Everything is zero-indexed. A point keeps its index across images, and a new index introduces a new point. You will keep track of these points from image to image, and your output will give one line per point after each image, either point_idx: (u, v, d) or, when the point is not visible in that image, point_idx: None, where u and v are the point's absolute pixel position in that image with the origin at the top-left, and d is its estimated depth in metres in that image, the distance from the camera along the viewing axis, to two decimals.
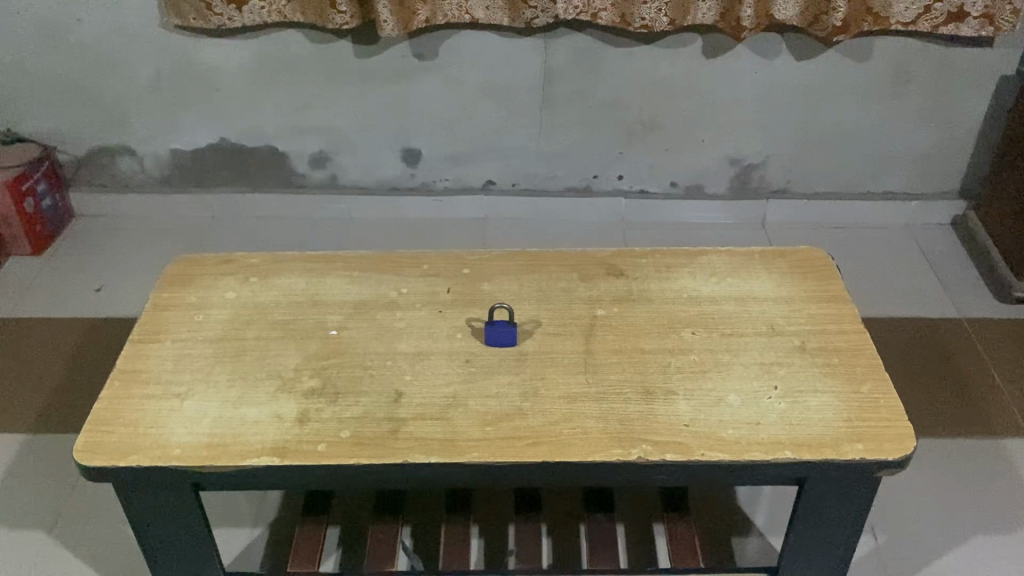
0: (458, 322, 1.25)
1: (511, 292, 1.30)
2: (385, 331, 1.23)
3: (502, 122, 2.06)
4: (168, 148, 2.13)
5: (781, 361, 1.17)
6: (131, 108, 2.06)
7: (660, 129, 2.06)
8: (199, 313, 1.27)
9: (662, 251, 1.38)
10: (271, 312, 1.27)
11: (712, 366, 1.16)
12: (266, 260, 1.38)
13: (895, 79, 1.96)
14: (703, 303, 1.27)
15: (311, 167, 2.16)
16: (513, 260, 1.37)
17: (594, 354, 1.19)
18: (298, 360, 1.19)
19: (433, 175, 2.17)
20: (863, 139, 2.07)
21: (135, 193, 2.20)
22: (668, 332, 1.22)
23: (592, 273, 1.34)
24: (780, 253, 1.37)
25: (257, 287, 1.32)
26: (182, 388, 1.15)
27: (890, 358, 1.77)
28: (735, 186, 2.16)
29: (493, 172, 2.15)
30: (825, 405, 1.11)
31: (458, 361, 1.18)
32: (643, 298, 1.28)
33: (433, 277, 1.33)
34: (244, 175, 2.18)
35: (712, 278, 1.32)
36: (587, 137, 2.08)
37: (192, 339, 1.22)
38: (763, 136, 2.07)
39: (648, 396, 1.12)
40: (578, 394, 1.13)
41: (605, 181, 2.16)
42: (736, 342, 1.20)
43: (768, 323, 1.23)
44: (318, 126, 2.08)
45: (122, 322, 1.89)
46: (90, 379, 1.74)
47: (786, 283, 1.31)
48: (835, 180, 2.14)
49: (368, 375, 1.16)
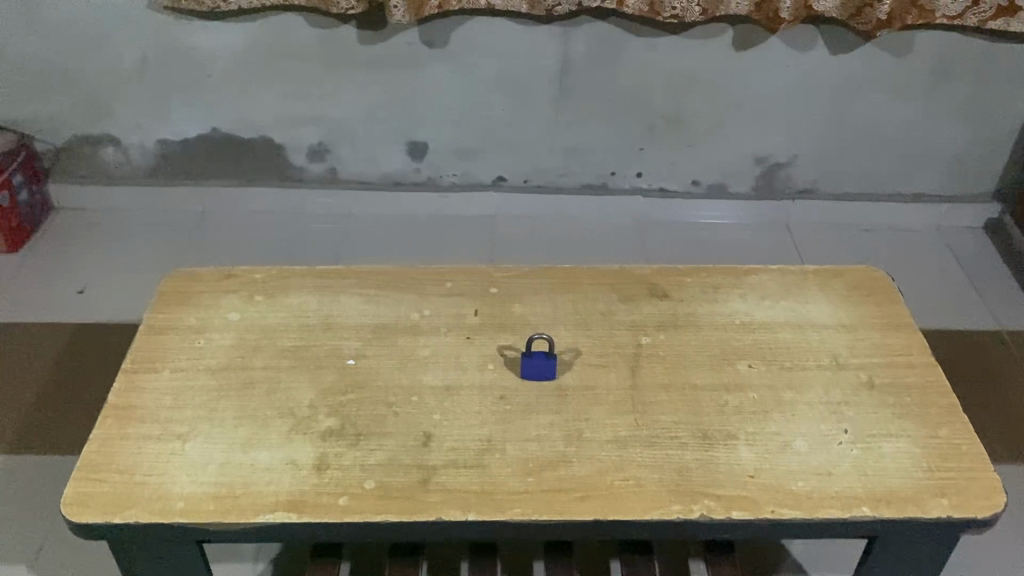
0: (489, 350, 1.12)
1: (545, 316, 1.18)
2: (408, 360, 1.11)
3: (516, 114, 1.92)
4: (155, 138, 1.98)
5: (848, 399, 1.06)
6: (116, 94, 1.90)
7: (683, 125, 1.94)
8: (200, 338, 1.14)
9: (707, 268, 1.26)
10: (280, 337, 1.14)
11: (773, 406, 1.05)
12: (271, 274, 1.24)
13: (935, 77, 1.85)
14: (758, 331, 1.15)
15: (309, 160, 2.02)
16: (545, 278, 1.24)
17: (643, 390, 1.07)
18: (314, 396, 1.06)
19: (440, 170, 2.03)
20: (897, 138, 1.95)
21: (119, 185, 2.05)
22: (722, 365, 1.11)
23: (633, 294, 1.21)
24: (836, 272, 1.26)
25: (263, 307, 1.19)
26: (183, 428, 1.02)
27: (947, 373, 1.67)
28: (761, 185, 2.04)
29: (504, 168, 2.03)
30: (902, 453, 1.00)
31: (491, 397, 1.06)
32: (691, 324, 1.16)
33: (457, 297, 1.20)
34: (236, 166, 2.03)
35: (764, 300, 1.20)
36: (606, 132, 1.95)
37: (193, 370, 1.10)
38: (793, 133, 1.95)
39: (705, 441, 1.01)
40: (627, 437, 1.01)
41: (623, 178, 2.04)
42: (799, 377, 1.09)
43: (831, 354, 1.12)
44: (317, 117, 1.94)
45: (121, 328, 1.76)
46: (87, 391, 1.61)
47: (847, 307, 1.19)
48: (865, 180, 2.03)
49: (392, 414, 1.04)
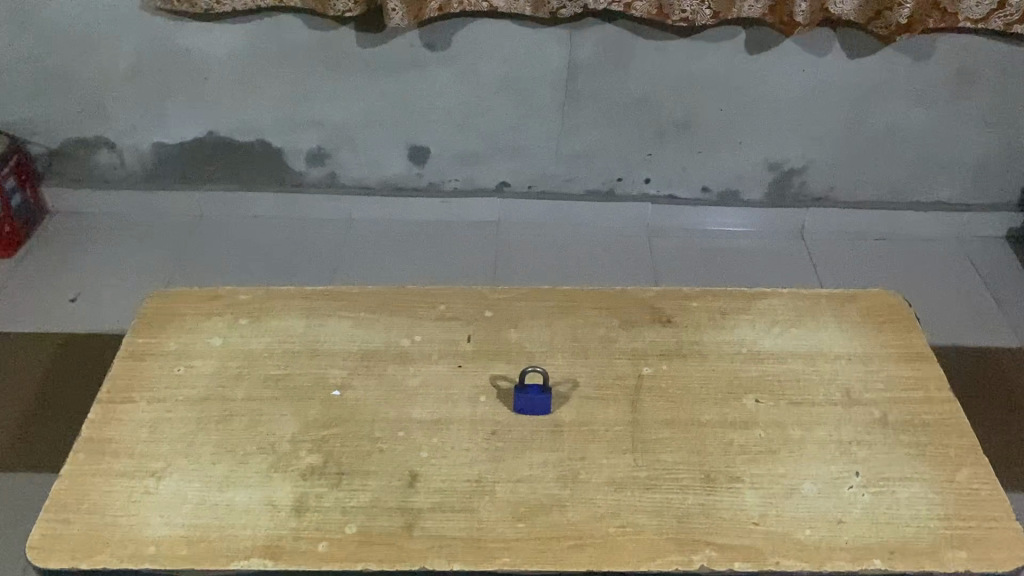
0: (481, 381, 1.07)
1: (542, 343, 1.12)
2: (396, 391, 1.06)
3: (520, 119, 1.86)
4: (150, 142, 1.93)
5: (861, 439, 1.00)
6: (110, 97, 1.86)
7: (693, 130, 1.87)
8: (180, 366, 1.09)
9: (714, 292, 1.20)
10: (263, 364, 1.09)
11: (780, 446, 1.00)
12: (257, 295, 1.19)
13: (957, 82, 1.77)
14: (767, 362, 1.09)
15: (307, 164, 1.97)
16: (543, 301, 1.18)
17: (643, 427, 1.01)
18: (296, 430, 1.01)
19: (443, 175, 1.98)
20: (917, 145, 1.88)
21: (114, 189, 2.00)
22: (727, 399, 1.05)
23: (635, 319, 1.15)
24: (850, 297, 1.19)
25: (246, 331, 1.14)
26: (159, 464, 0.98)
27: (966, 394, 1.60)
28: (774, 192, 1.97)
29: (507, 173, 1.97)
30: (918, 499, 0.94)
31: (482, 433, 1.01)
32: (695, 354, 1.11)
33: (450, 322, 1.15)
34: (234, 171, 1.98)
35: (774, 328, 1.14)
36: (613, 137, 1.89)
37: (172, 400, 1.05)
38: (807, 140, 1.88)
39: (708, 485, 0.95)
40: (625, 479, 0.96)
41: (631, 184, 1.98)
42: (808, 414, 1.03)
43: (844, 389, 1.06)
44: (316, 121, 1.89)
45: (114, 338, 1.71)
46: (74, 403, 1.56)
47: (862, 336, 1.13)
48: (882, 188, 1.96)
49: (377, 451, 0.99)
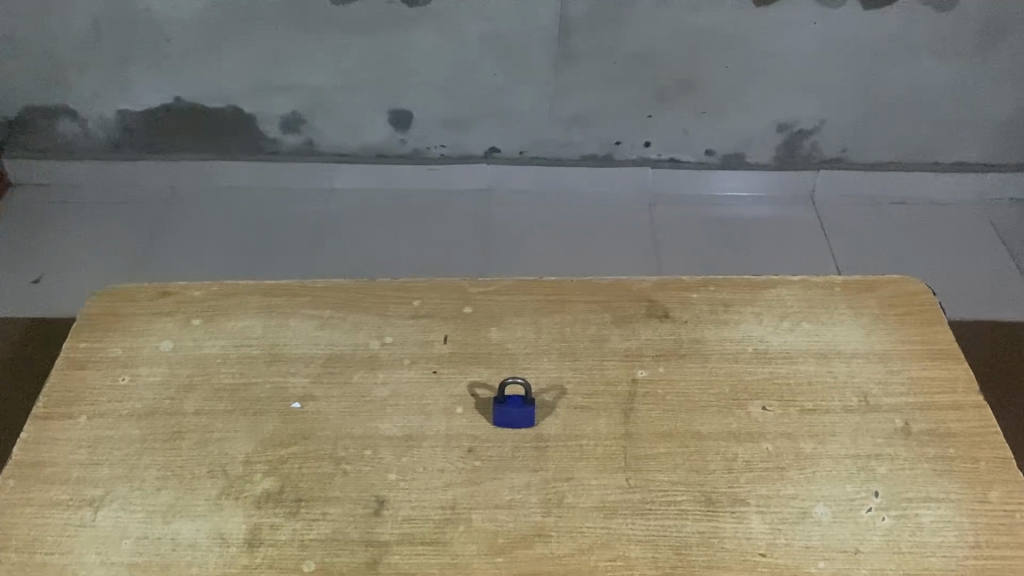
0: (458, 389, 0.96)
1: (526, 344, 1.01)
2: (363, 403, 0.95)
3: (509, 80, 1.73)
4: (114, 109, 1.80)
5: (879, 453, 0.90)
6: (67, 61, 1.72)
7: (696, 90, 1.73)
8: (124, 375, 0.98)
9: (717, 281, 1.08)
10: (216, 372, 0.98)
11: (790, 463, 0.89)
12: (212, 291, 1.08)
13: (983, 34, 1.63)
14: (775, 363, 0.98)
15: (283, 131, 1.84)
16: (528, 295, 1.07)
17: (636, 441, 0.91)
18: (250, 450, 0.91)
19: (428, 141, 1.85)
20: (938, 103, 1.74)
21: (79, 160, 1.88)
22: (732, 408, 0.94)
23: (630, 315, 1.04)
24: (867, 285, 1.08)
25: (199, 333, 1.03)
26: (98, 491, 0.88)
27: (991, 373, 1.49)
28: (783, 154, 1.84)
29: (498, 138, 1.84)
30: (945, 522, 0.84)
31: (457, 451, 0.90)
32: (696, 354, 1.00)
33: (425, 321, 1.04)
34: (205, 139, 1.86)
35: (783, 323, 1.03)
36: (610, 99, 1.75)
37: (115, 416, 0.94)
38: (820, 98, 1.74)
39: (709, 509, 0.85)
40: (616, 504, 0.85)
41: (630, 148, 1.85)
42: (821, 424, 0.92)
43: (861, 394, 0.95)
44: (289, 85, 1.75)
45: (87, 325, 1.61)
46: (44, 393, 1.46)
47: (881, 331, 1.02)
48: (899, 148, 1.82)
49: (340, 473, 0.89)
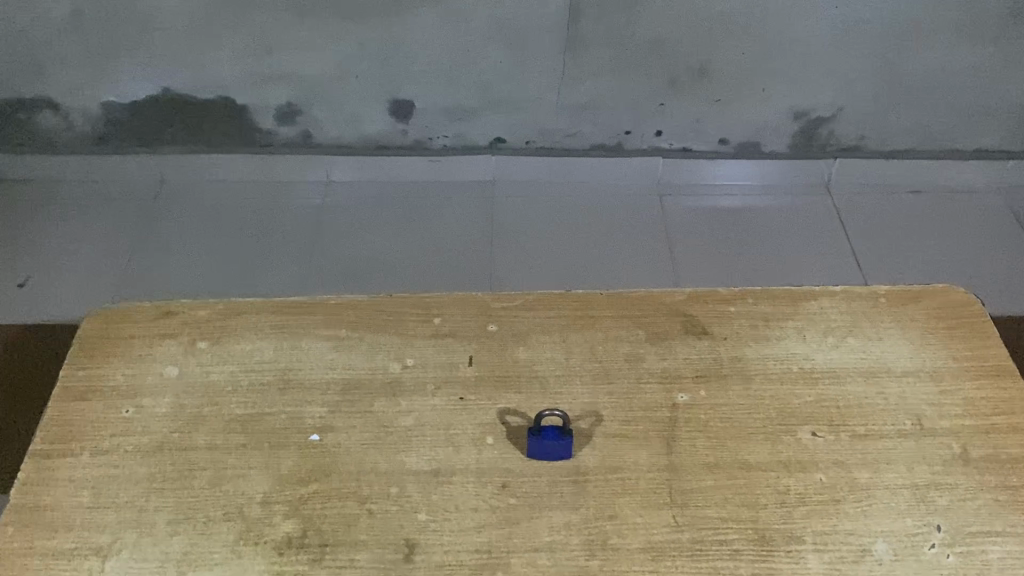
0: (487, 417, 0.90)
1: (557, 365, 0.95)
2: (386, 434, 0.89)
3: (515, 68, 1.65)
4: (99, 101, 1.71)
5: (939, 482, 0.85)
6: (48, 52, 1.63)
7: (711, 77, 1.66)
8: (127, 407, 0.92)
9: (755, 292, 1.02)
10: (226, 401, 0.92)
11: (845, 495, 0.84)
12: (217, 310, 1.01)
13: (1011, 18, 1.57)
14: (823, 384, 0.93)
15: (278, 123, 1.75)
16: (555, 310, 1.01)
17: (681, 474, 0.85)
18: (268, 490, 0.84)
19: (430, 131, 1.77)
20: (960, 89, 1.68)
21: (62, 154, 1.79)
22: (779, 434, 0.89)
23: (665, 331, 0.98)
24: (912, 295, 1.02)
25: (206, 358, 0.96)
26: (105, 538, 0.81)
27: None
28: (799, 142, 1.78)
29: (503, 128, 1.76)
30: (1013, 559, 0.79)
31: (490, 487, 0.84)
32: (737, 374, 0.94)
33: (447, 340, 0.97)
34: (195, 131, 1.77)
35: (828, 338, 0.97)
36: (621, 86, 1.68)
37: (120, 453, 0.88)
38: (838, 85, 1.68)
39: (763, 549, 0.80)
40: (664, 544, 0.80)
41: (640, 138, 1.78)
42: (875, 452, 0.87)
43: (914, 417, 0.90)
44: (284, 75, 1.67)
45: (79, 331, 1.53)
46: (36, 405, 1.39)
47: (932, 346, 0.96)
48: (918, 135, 1.77)
49: (366, 514, 0.83)
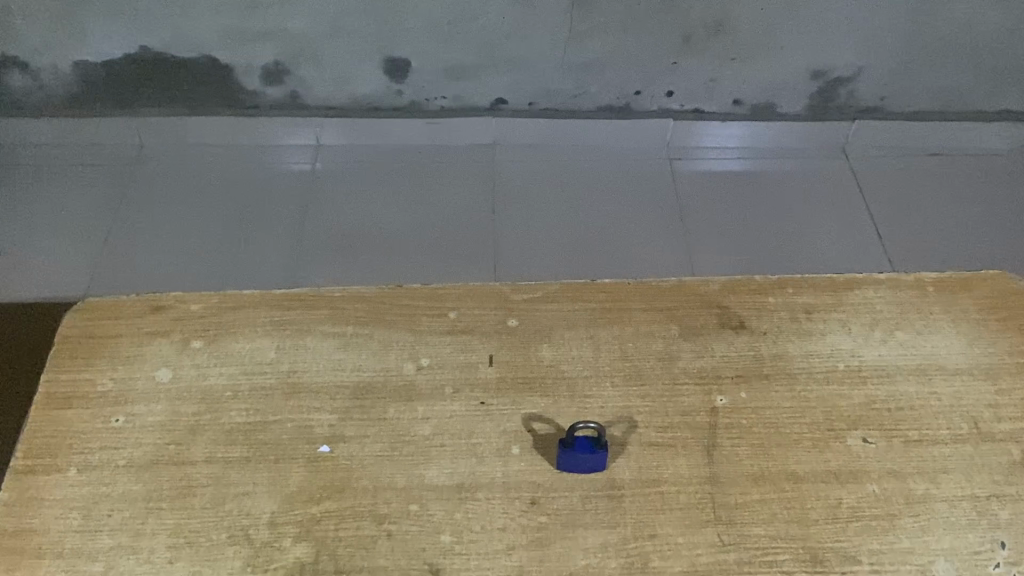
0: (512, 424, 0.83)
1: (584, 365, 0.88)
2: (402, 445, 0.82)
3: (519, 25, 1.54)
4: (71, 60, 1.59)
5: (1000, 493, 0.79)
6: (13, 7, 1.50)
7: (727, 36, 1.56)
8: (117, 416, 0.84)
9: (795, 281, 0.95)
10: (226, 408, 0.84)
11: (902, 508, 0.78)
12: (212, 304, 0.92)
13: None
14: (871, 384, 0.86)
15: (264, 83, 1.64)
16: (580, 302, 0.93)
17: (724, 486, 0.79)
18: (276, 509, 0.77)
19: (427, 92, 1.67)
20: (987, 47, 1.59)
21: (33, 117, 1.67)
22: (828, 441, 0.82)
23: (700, 325, 0.91)
24: (961, 283, 0.96)
25: (202, 359, 0.88)
26: (98, 566, 0.74)
27: None
28: (816, 103, 1.70)
29: (506, 88, 1.66)
30: None
31: (519, 504, 0.78)
32: (780, 374, 0.87)
33: (465, 337, 0.90)
34: (176, 91, 1.66)
35: (874, 332, 0.90)
36: (631, 45, 1.57)
37: (112, 468, 0.80)
38: (862, 43, 1.58)
39: (817, 570, 0.74)
40: (710, 567, 0.74)
41: (649, 98, 1.69)
42: (931, 459, 0.81)
43: (971, 419, 0.84)
44: (271, 32, 1.55)
45: (63, 310, 1.44)
46: (20, 393, 1.31)
47: (985, 341, 0.90)
48: (940, 96, 1.69)
49: (384, 536, 0.76)
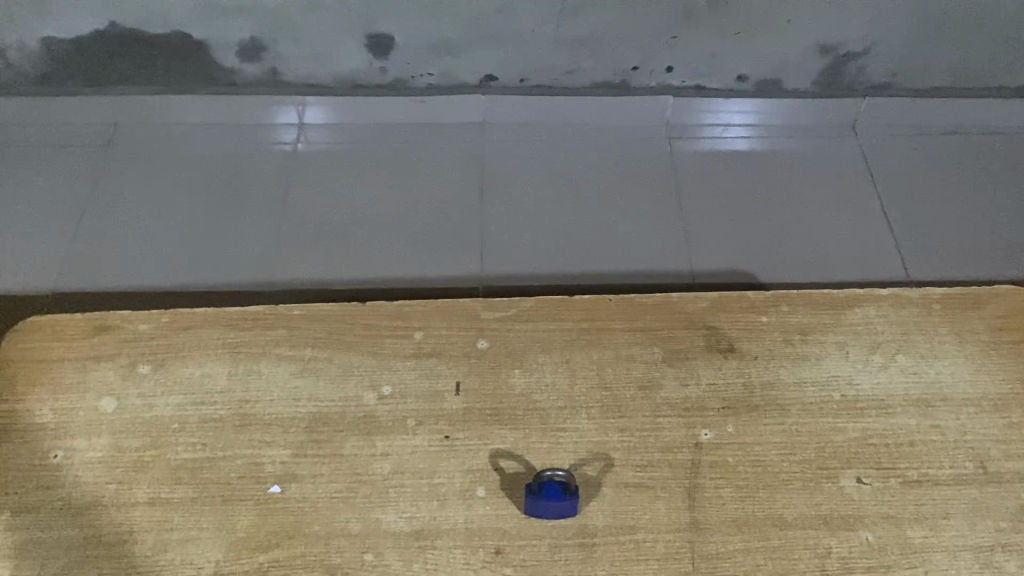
0: (478, 461, 0.77)
1: (558, 394, 0.81)
2: (359, 485, 0.76)
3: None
4: (36, 37, 1.50)
5: (1005, 543, 0.73)
6: None
7: (731, 9, 1.46)
8: (56, 451, 0.78)
9: (789, 297, 0.88)
10: (172, 444, 0.78)
11: (898, 559, 0.72)
12: (162, 325, 0.86)
13: None
14: (868, 416, 0.80)
15: (241, 60, 1.56)
16: (557, 321, 0.87)
17: (706, 534, 0.73)
18: (220, 558, 0.72)
19: (412, 68, 1.58)
20: (1010, 21, 1.49)
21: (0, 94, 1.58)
22: (819, 482, 0.76)
23: (686, 349, 0.84)
24: (970, 301, 0.88)
25: (148, 387, 0.82)
26: None
27: None
28: (825, 79, 1.60)
29: (495, 64, 1.57)
30: None
31: (483, 553, 0.72)
32: (770, 404, 0.80)
33: (431, 362, 0.83)
34: (148, 69, 1.57)
35: (874, 357, 0.83)
36: (628, 19, 1.48)
37: (47, 511, 0.74)
38: (876, 17, 1.47)
39: None
40: None
41: (648, 74, 1.60)
42: (931, 503, 0.75)
43: (976, 458, 0.77)
44: (245, 7, 1.46)
45: (29, 301, 1.37)
46: None
47: (994, 368, 0.83)
48: (957, 72, 1.59)
49: None
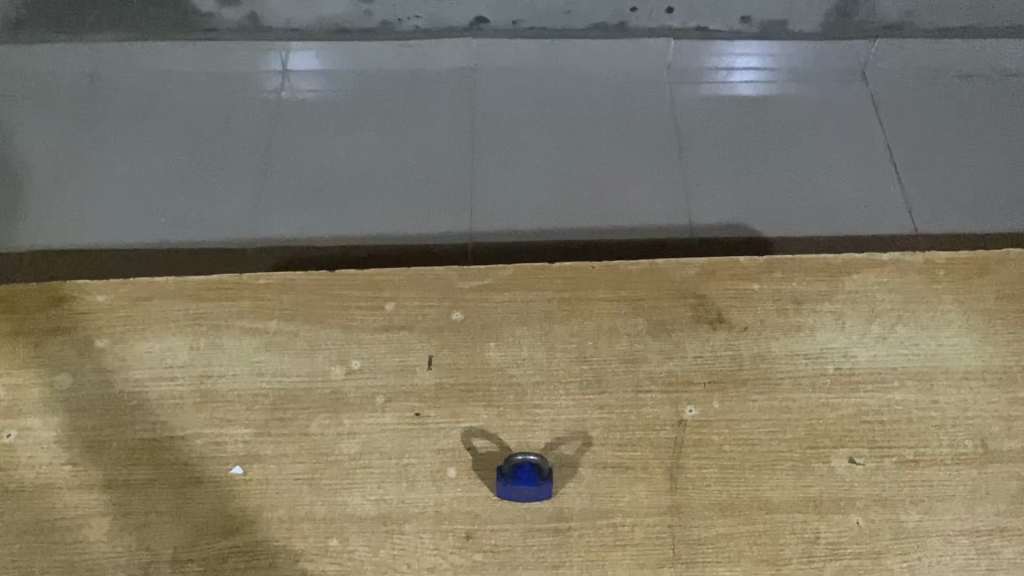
0: (449, 441, 0.73)
1: (536, 368, 0.77)
2: (324, 466, 0.72)
3: None
4: None
5: (1004, 527, 0.69)
6: None
7: None
8: (9, 432, 0.74)
9: (784, 262, 0.83)
10: (130, 423, 0.75)
11: (890, 545, 0.68)
12: (120, 296, 0.82)
13: None
14: (864, 391, 0.75)
15: (220, 4, 1.51)
16: (536, 290, 0.82)
17: (687, 518, 0.69)
18: (179, 544, 0.69)
19: (398, 10, 1.53)
20: None
21: None
22: (810, 463, 0.72)
23: (672, 319, 0.80)
24: (978, 264, 0.83)
25: (106, 362, 0.78)
26: None
27: None
28: (832, 19, 1.54)
29: (486, 6, 1.53)
30: None
31: (453, 539, 0.69)
32: (760, 379, 0.76)
33: (402, 335, 0.79)
34: (122, 15, 1.51)
35: (872, 328, 0.79)
36: None
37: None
38: None
39: None
40: None
41: (646, 15, 1.54)
42: (927, 485, 0.71)
43: (977, 436, 0.73)
44: None
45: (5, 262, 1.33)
46: None
47: (998, 338, 0.79)
48: (970, 9, 1.52)
49: None
